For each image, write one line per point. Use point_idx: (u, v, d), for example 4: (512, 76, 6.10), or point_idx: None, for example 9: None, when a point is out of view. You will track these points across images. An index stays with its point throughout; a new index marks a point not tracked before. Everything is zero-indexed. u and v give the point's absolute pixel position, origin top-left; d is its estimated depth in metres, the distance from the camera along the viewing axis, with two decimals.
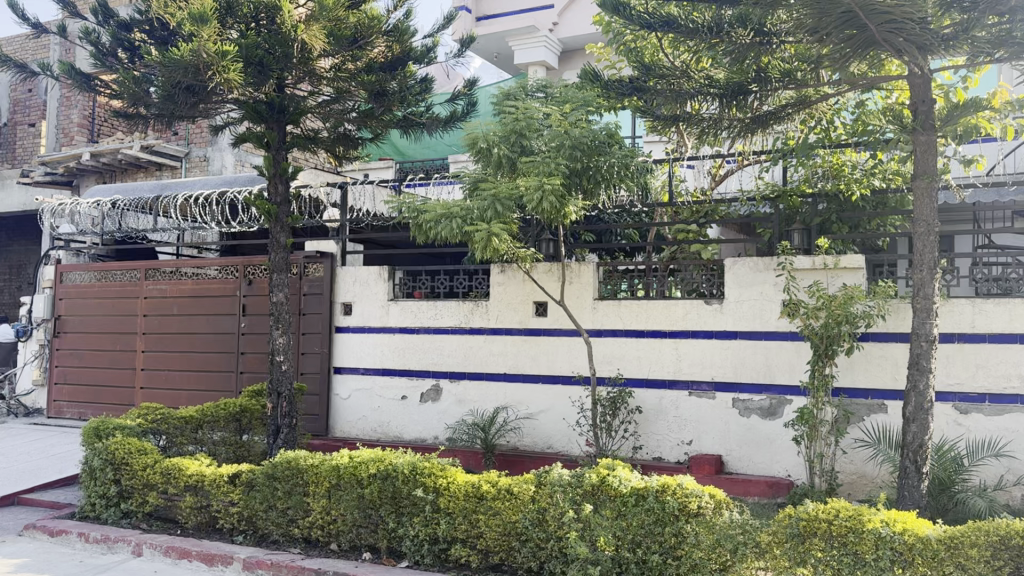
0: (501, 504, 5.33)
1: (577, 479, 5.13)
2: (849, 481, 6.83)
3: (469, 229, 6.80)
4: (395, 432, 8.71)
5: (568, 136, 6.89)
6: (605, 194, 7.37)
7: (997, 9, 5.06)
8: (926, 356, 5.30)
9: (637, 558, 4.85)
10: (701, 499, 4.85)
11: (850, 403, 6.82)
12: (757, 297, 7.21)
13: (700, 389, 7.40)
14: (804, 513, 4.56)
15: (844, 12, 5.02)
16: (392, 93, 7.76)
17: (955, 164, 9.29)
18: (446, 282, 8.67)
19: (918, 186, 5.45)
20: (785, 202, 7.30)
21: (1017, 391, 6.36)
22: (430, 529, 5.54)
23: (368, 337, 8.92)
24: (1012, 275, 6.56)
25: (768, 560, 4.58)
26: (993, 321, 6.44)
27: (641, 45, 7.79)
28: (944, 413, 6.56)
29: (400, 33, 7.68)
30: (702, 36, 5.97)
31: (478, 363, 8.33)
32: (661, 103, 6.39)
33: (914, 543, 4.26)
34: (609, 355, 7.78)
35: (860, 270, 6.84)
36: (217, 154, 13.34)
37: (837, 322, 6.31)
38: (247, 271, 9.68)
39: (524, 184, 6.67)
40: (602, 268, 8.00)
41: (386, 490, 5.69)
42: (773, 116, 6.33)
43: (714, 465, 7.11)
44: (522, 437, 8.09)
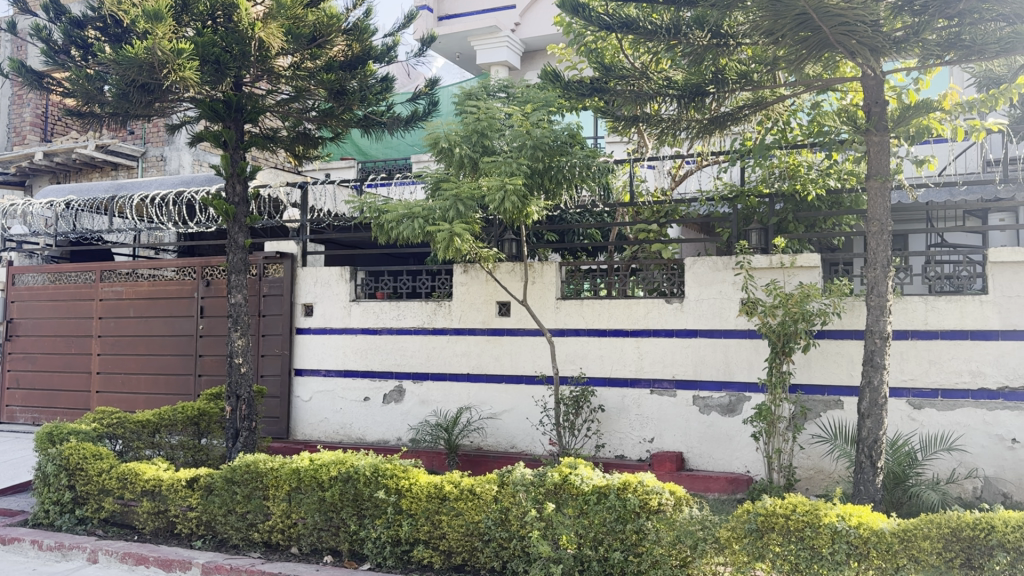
0: (463, 505, 5.32)
1: (540, 478, 5.15)
2: (806, 476, 6.95)
3: (430, 230, 6.77)
4: (357, 434, 8.65)
5: (530, 137, 6.88)
6: (567, 194, 7.39)
7: (946, 12, 5.19)
8: (880, 353, 5.40)
9: (598, 556, 4.88)
10: (662, 496, 4.90)
11: (807, 400, 6.93)
12: (717, 296, 7.29)
13: (661, 388, 7.46)
14: (762, 508, 4.63)
15: (800, 13, 5.07)
16: (352, 92, 7.68)
17: (908, 164, 9.50)
18: (409, 282, 8.63)
19: (871, 187, 5.55)
20: (743, 202, 7.39)
21: (967, 386, 6.50)
22: (392, 531, 5.50)
23: (329, 338, 8.84)
24: (963, 274, 6.68)
25: (727, 555, 4.64)
26: (944, 318, 6.58)
27: (601, 45, 7.82)
28: (898, 408, 6.70)
29: (360, 31, 7.63)
30: (661, 38, 6.02)
31: (441, 363, 8.31)
32: (620, 103, 6.43)
33: (868, 536, 4.35)
34: (572, 354, 7.81)
35: (816, 269, 6.93)
36: (174, 153, 13.10)
37: (793, 320, 6.40)
38: (205, 271, 9.55)
39: (486, 184, 6.66)
40: (565, 268, 8.01)
41: (347, 492, 5.66)
42: (731, 118, 6.40)
43: (675, 463, 7.17)
44: (485, 437, 8.08)
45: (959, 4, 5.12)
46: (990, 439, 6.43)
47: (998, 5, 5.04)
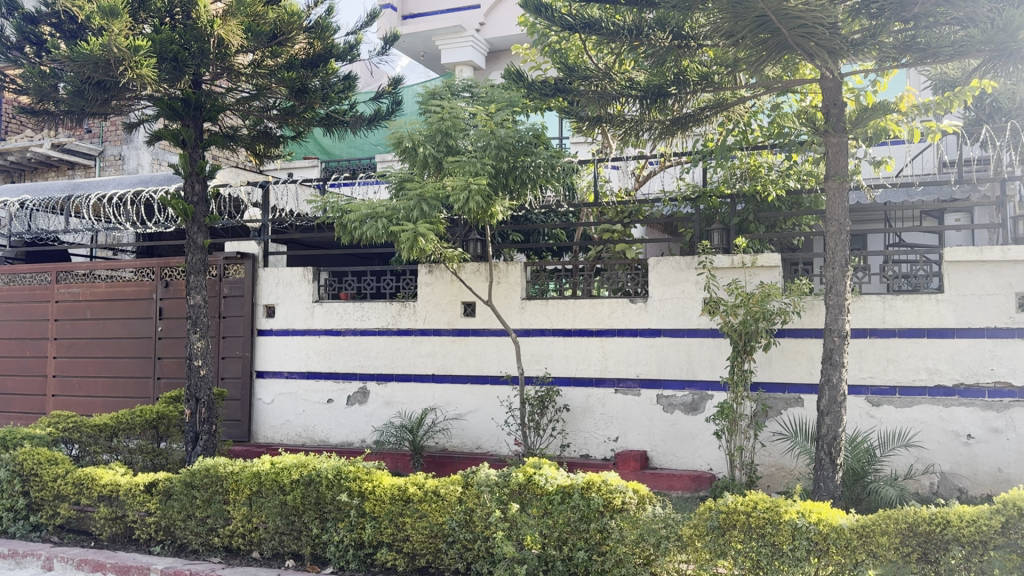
0: (427, 506, 5.28)
1: (504, 479, 5.14)
2: (768, 473, 7.02)
3: (394, 230, 6.72)
4: (321, 436, 8.56)
5: (494, 136, 6.87)
6: (531, 194, 7.38)
7: (901, 15, 5.27)
8: (839, 351, 5.49)
9: (563, 556, 4.87)
10: (625, 494, 4.91)
11: (767, 398, 7.00)
12: (680, 296, 7.34)
13: (626, 387, 7.49)
14: (724, 506, 4.65)
15: (759, 15, 5.12)
16: (314, 90, 7.60)
17: (866, 165, 9.66)
18: (373, 283, 8.56)
19: (830, 187, 5.62)
20: (705, 203, 7.46)
21: (924, 383, 6.62)
22: (356, 534, 5.44)
23: (292, 340, 8.75)
24: (920, 273, 6.80)
25: (689, 553, 4.66)
26: (902, 316, 6.69)
27: (565, 46, 7.83)
28: (857, 406, 6.81)
29: (322, 29, 7.56)
30: (624, 38, 6.05)
31: (405, 365, 8.26)
32: (584, 104, 6.44)
33: (828, 533, 4.40)
34: (537, 354, 7.81)
35: (776, 268, 7.01)
36: (132, 152, 12.84)
37: (754, 319, 6.48)
38: (164, 272, 9.38)
39: (450, 184, 6.63)
40: (530, 268, 8.01)
41: (309, 496, 5.59)
42: (693, 119, 6.45)
43: (639, 461, 7.20)
44: (450, 438, 8.05)
45: (914, 8, 5.20)
46: (946, 435, 6.55)
47: (952, 9, 5.14)
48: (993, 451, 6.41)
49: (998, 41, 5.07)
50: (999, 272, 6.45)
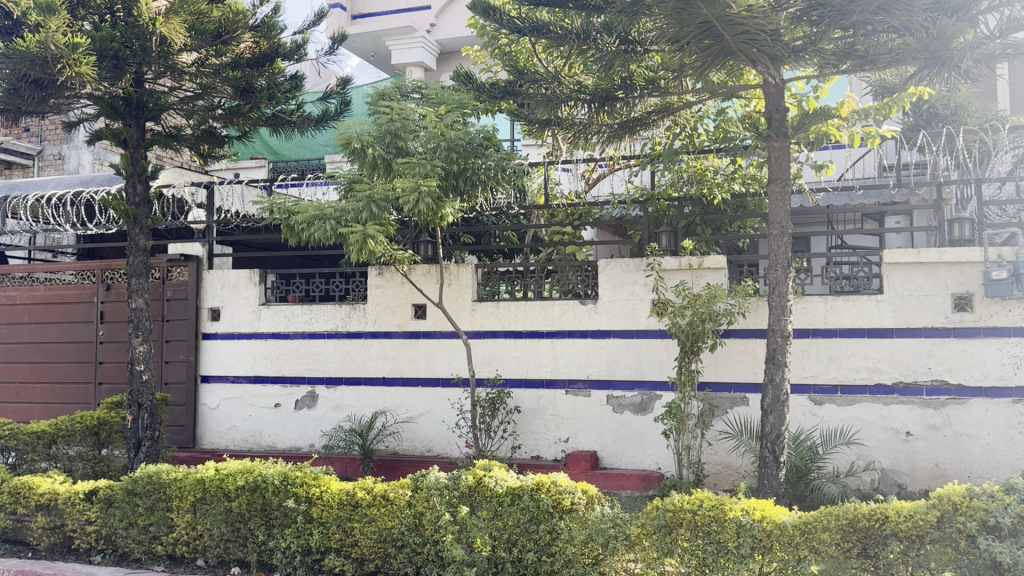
0: (376, 511, 5.23)
1: (454, 481, 5.12)
2: (714, 471, 7.13)
3: (343, 231, 6.66)
4: (268, 441, 8.45)
5: (444, 138, 6.85)
6: (482, 196, 7.38)
7: (841, 23, 5.36)
8: (781, 351, 5.60)
9: (512, 557, 4.88)
10: (574, 495, 4.93)
11: (714, 397, 7.11)
12: (630, 297, 7.41)
13: (576, 388, 7.54)
14: (670, 505, 4.71)
15: (702, 22, 5.18)
16: (259, 90, 7.50)
17: (809, 169, 9.88)
18: (321, 285, 8.47)
19: (772, 191, 5.74)
20: (653, 206, 7.56)
21: (865, 382, 6.79)
22: (303, 540, 5.36)
23: (238, 344, 8.62)
24: (861, 274, 6.96)
25: (637, 552, 4.70)
26: (843, 317, 6.85)
27: (515, 49, 7.85)
28: (800, 404, 6.96)
29: (268, 28, 7.44)
30: (572, 42, 6.08)
31: (355, 367, 8.19)
32: (533, 107, 6.45)
33: (771, 530, 4.47)
34: (488, 356, 7.81)
35: (722, 270, 7.13)
36: (73, 151, 12.50)
37: (701, 319, 6.58)
38: (105, 275, 9.15)
39: (400, 186, 6.60)
40: (481, 270, 8.00)
41: (255, 502, 5.51)
42: (640, 123, 6.54)
43: (589, 462, 7.24)
44: (401, 441, 8.00)
45: (853, 17, 5.29)
46: (886, 432, 6.73)
47: (889, 17, 5.26)
48: (931, 447, 6.60)
49: (932, 49, 5.26)
50: (936, 273, 6.64)
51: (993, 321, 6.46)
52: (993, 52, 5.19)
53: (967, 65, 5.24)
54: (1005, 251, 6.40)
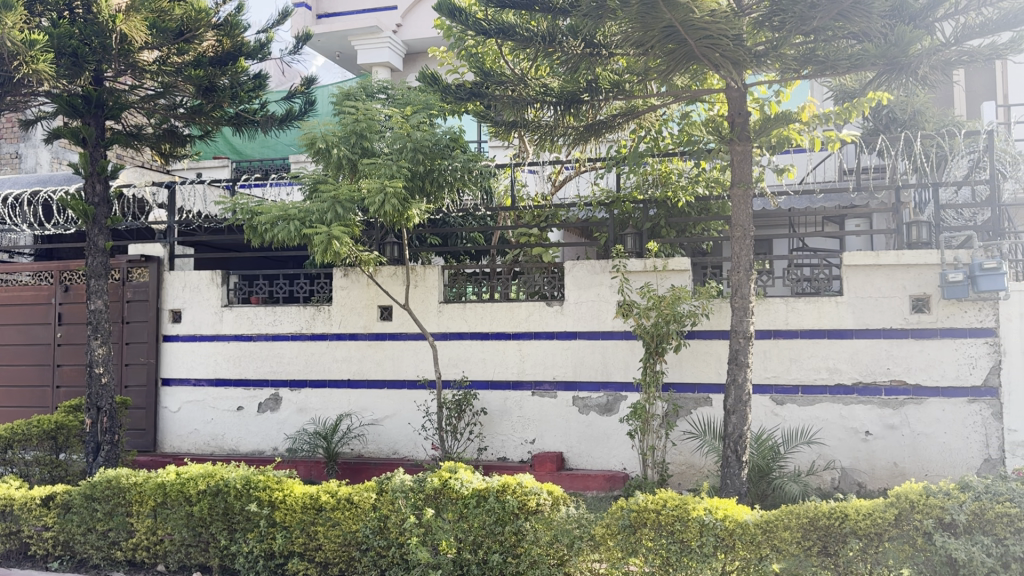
0: (340, 514, 5.20)
1: (419, 484, 5.10)
2: (678, 471, 7.20)
3: (307, 233, 6.61)
4: (230, 445, 8.35)
5: (410, 139, 6.82)
6: (449, 197, 7.35)
7: (802, 29, 5.42)
8: (744, 351, 5.68)
9: (478, 559, 4.87)
10: (540, 496, 4.94)
11: (678, 398, 7.18)
12: (595, 299, 7.45)
13: (542, 389, 7.56)
14: (635, 505, 4.75)
15: (666, 26, 5.21)
16: (222, 89, 7.41)
17: (771, 172, 10.01)
18: (286, 286, 8.39)
19: (734, 194, 5.82)
20: (619, 208, 7.63)
21: (825, 382, 6.90)
22: (265, 544, 5.30)
23: (200, 346, 8.51)
24: (821, 276, 7.07)
25: (602, 552, 4.73)
26: (804, 318, 6.96)
27: (481, 50, 7.85)
28: (762, 404, 7.05)
29: (231, 27, 7.34)
30: (537, 45, 6.10)
31: (319, 370, 8.13)
32: (499, 109, 6.45)
33: (733, 529, 4.53)
34: (454, 357, 7.80)
35: (686, 272, 7.20)
36: (30, 150, 12.25)
37: (665, 321, 6.65)
38: (63, 276, 8.98)
39: (365, 187, 6.56)
40: (447, 271, 7.98)
41: (217, 506, 5.44)
42: (606, 126, 6.58)
43: (555, 463, 7.26)
44: (366, 444, 7.96)
45: (814, 23, 5.35)
46: (846, 432, 6.84)
47: (849, 24, 5.34)
48: (889, 446, 6.73)
49: (890, 56, 5.36)
50: (895, 275, 6.76)
51: (950, 322, 6.60)
52: (949, 59, 5.39)
53: (924, 72, 5.41)
54: (961, 253, 6.54)
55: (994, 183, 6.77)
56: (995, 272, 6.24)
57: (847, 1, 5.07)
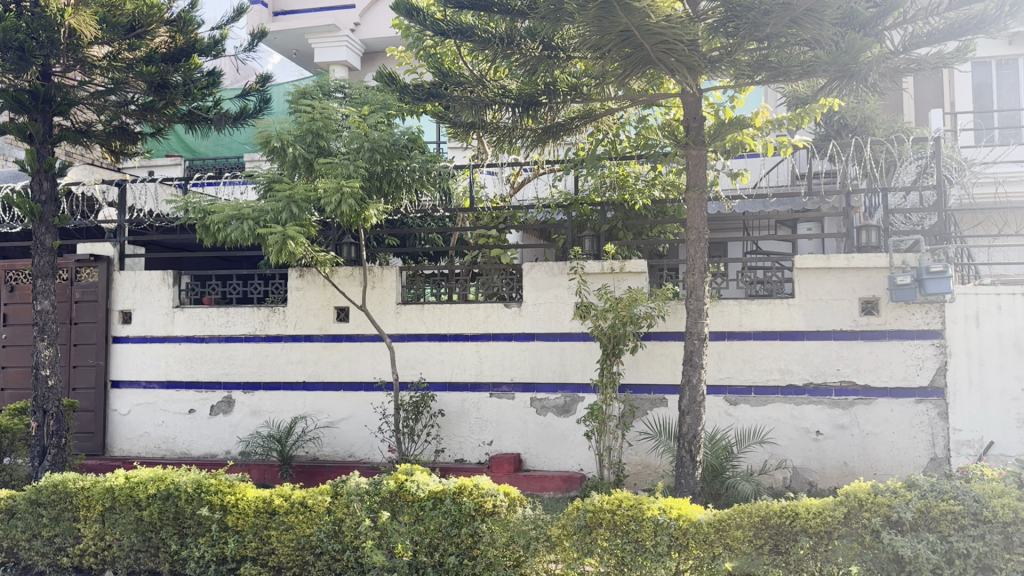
0: (294, 518, 5.13)
1: (375, 487, 5.03)
2: (634, 471, 7.26)
3: (261, 232, 6.53)
4: (182, 448, 8.21)
5: (368, 138, 6.77)
6: (407, 198, 7.31)
7: (755, 35, 5.50)
8: (698, 353, 5.75)
9: (433, 562, 4.86)
10: (496, 497, 4.92)
11: (635, 398, 7.25)
12: (553, 300, 7.48)
13: (500, 391, 7.57)
14: (591, 505, 4.77)
15: (623, 30, 5.25)
16: (175, 85, 7.29)
17: (725, 176, 10.16)
18: (239, 287, 8.28)
19: (689, 198, 5.89)
20: (577, 210, 7.70)
21: (777, 383, 7.02)
22: (217, 549, 5.22)
23: (151, 348, 8.36)
24: (774, 279, 7.19)
25: (558, 553, 4.76)
26: (757, 320, 7.07)
27: (440, 50, 7.82)
28: (716, 405, 7.14)
29: (184, 23, 7.23)
30: (496, 47, 6.10)
31: (274, 372, 8.03)
32: (458, 109, 6.43)
33: (687, 527, 4.58)
34: (412, 359, 7.77)
35: (643, 274, 7.27)
36: None
37: (622, 322, 6.72)
38: (8, 275, 8.73)
39: (321, 187, 6.50)
40: (405, 272, 7.93)
41: (167, 511, 5.34)
42: (563, 128, 6.61)
43: (512, 464, 7.26)
44: (321, 446, 7.88)
45: (766, 29, 5.43)
46: (797, 431, 6.97)
47: (801, 31, 5.42)
48: (840, 446, 6.87)
49: (841, 63, 5.45)
50: (845, 278, 6.90)
51: (897, 324, 6.77)
52: (897, 67, 5.52)
53: (874, 79, 5.56)
54: (909, 257, 6.71)
55: (941, 189, 6.94)
56: (941, 276, 6.44)
57: (800, 8, 5.16)
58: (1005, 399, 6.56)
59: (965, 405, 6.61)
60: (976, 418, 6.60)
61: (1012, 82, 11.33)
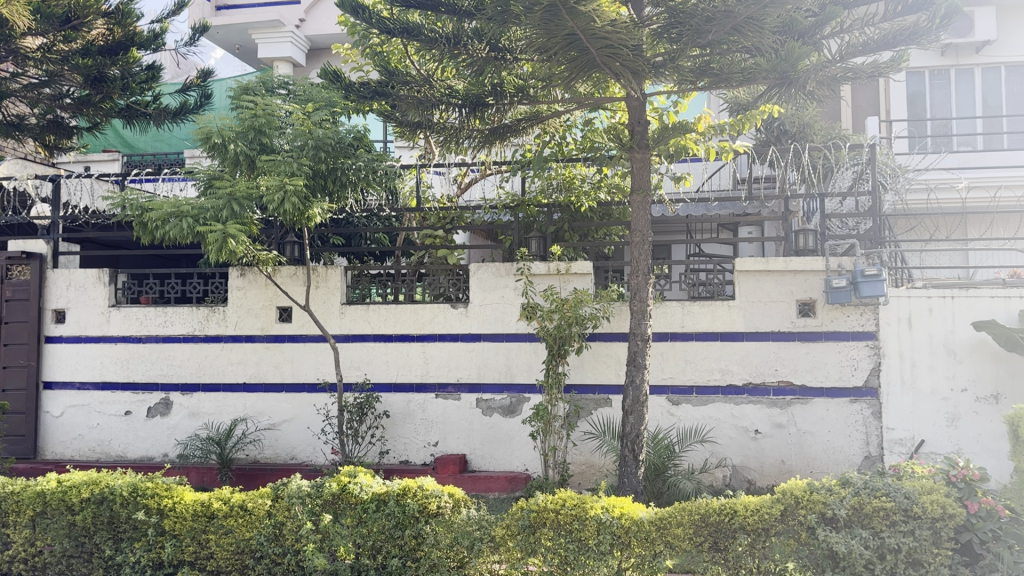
0: (233, 522, 5.03)
1: (316, 489, 4.98)
2: (579, 471, 7.31)
3: (201, 230, 6.39)
4: (117, 451, 8.00)
5: (312, 136, 6.69)
6: (352, 196, 7.23)
7: (698, 42, 5.59)
8: (642, 354, 5.83)
9: (376, 564, 4.83)
10: (441, 499, 4.90)
11: (579, 399, 7.31)
12: (499, 301, 7.50)
13: (446, 392, 7.56)
14: (534, 505, 4.80)
15: (569, 34, 5.28)
16: (112, 79, 7.09)
17: (668, 179, 10.32)
18: (178, 287, 8.10)
19: (634, 200, 5.97)
20: (523, 211, 7.78)
21: (717, 383, 7.15)
22: (153, 554, 5.10)
23: (85, 348, 8.13)
24: (715, 281, 7.32)
25: (501, 553, 4.78)
26: (698, 321, 7.19)
27: (387, 48, 7.77)
28: (659, 405, 7.24)
29: (122, 16, 7.01)
30: (442, 47, 6.09)
31: (214, 373, 7.88)
32: (404, 108, 6.40)
33: (629, 526, 4.64)
34: (356, 360, 7.71)
35: (588, 275, 7.34)
36: None
37: (568, 323, 6.77)
38: None
39: (264, 184, 6.40)
40: (350, 272, 7.87)
41: (101, 515, 5.20)
42: (510, 130, 6.63)
43: (458, 465, 7.25)
44: (262, 449, 7.77)
45: (709, 36, 5.52)
46: (737, 430, 7.11)
47: (742, 38, 5.52)
48: (778, 445, 7.03)
49: (781, 70, 5.52)
50: (783, 281, 7.07)
51: (833, 326, 6.96)
52: (834, 75, 5.69)
53: (812, 87, 5.70)
54: (844, 261, 6.93)
55: (876, 194, 7.17)
56: (875, 279, 6.63)
57: (741, 16, 5.27)
58: (935, 398, 6.79)
59: (897, 405, 6.83)
60: (908, 417, 6.82)
61: (943, 92, 11.76)
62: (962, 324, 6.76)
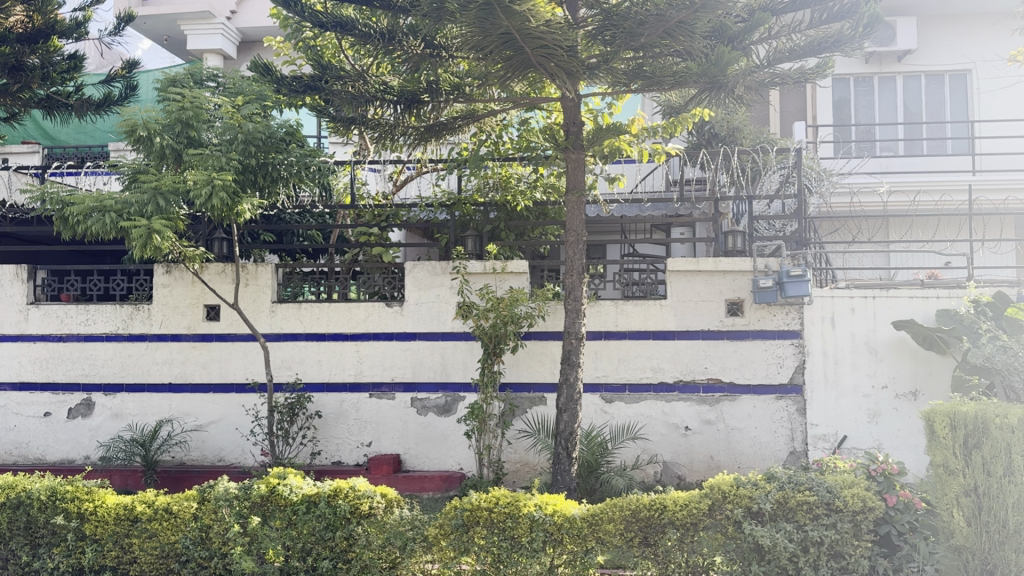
0: (157, 526, 4.90)
1: (244, 492, 4.90)
2: (513, 469, 7.34)
3: (124, 226, 6.19)
4: (36, 454, 7.71)
5: (242, 130, 6.55)
6: (284, 192, 7.11)
7: (630, 45, 5.66)
8: (575, 352, 5.89)
9: (306, 566, 4.77)
10: (373, 499, 4.87)
11: (514, 397, 7.34)
12: (435, 300, 7.47)
13: (380, 391, 7.49)
14: (468, 504, 4.79)
15: (504, 33, 5.29)
16: (31, 68, 6.89)
17: (603, 180, 10.46)
18: (100, 283, 7.82)
19: (569, 200, 6.04)
20: (460, 210, 7.73)
21: (649, 381, 7.26)
22: (73, 559, 4.94)
23: (2, 347, 7.82)
24: (648, 280, 7.43)
25: (434, 552, 4.76)
26: (631, 320, 7.30)
27: (321, 42, 7.66)
28: (592, 403, 7.32)
29: (42, 2, 6.84)
30: (377, 42, 6.06)
31: (139, 373, 7.65)
32: (338, 104, 6.31)
33: (562, 523, 4.68)
34: (288, 359, 7.58)
35: (524, 274, 7.38)
36: None
37: (503, 322, 6.79)
38: None
39: (190, 178, 6.24)
40: (282, 270, 7.75)
41: (18, 520, 5.03)
42: (446, 127, 6.61)
43: (391, 465, 7.21)
44: (189, 451, 7.58)
45: (641, 39, 5.59)
46: (668, 427, 7.23)
47: (674, 42, 5.62)
48: (707, 441, 7.18)
49: (711, 74, 5.57)
50: (713, 281, 7.23)
51: (761, 325, 7.15)
52: (762, 80, 5.83)
53: (741, 91, 5.81)
54: (770, 261, 7.12)
55: (801, 198, 7.37)
56: (799, 279, 6.86)
57: (673, 20, 5.35)
58: (857, 395, 7.04)
59: (821, 402, 7.06)
60: (831, 413, 7.05)
61: (867, 98, 12.21)
62: (882, 324, 7.03)
